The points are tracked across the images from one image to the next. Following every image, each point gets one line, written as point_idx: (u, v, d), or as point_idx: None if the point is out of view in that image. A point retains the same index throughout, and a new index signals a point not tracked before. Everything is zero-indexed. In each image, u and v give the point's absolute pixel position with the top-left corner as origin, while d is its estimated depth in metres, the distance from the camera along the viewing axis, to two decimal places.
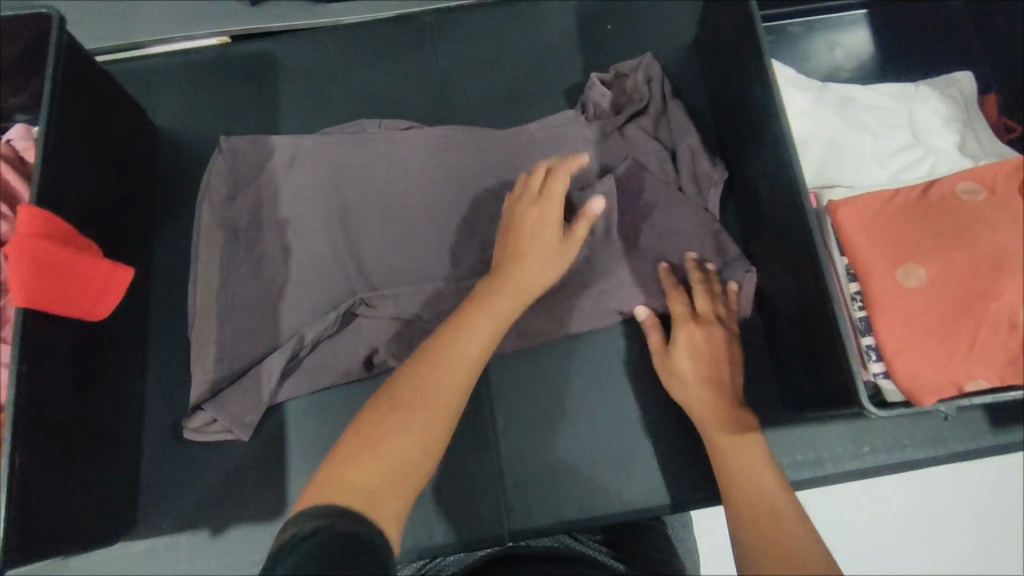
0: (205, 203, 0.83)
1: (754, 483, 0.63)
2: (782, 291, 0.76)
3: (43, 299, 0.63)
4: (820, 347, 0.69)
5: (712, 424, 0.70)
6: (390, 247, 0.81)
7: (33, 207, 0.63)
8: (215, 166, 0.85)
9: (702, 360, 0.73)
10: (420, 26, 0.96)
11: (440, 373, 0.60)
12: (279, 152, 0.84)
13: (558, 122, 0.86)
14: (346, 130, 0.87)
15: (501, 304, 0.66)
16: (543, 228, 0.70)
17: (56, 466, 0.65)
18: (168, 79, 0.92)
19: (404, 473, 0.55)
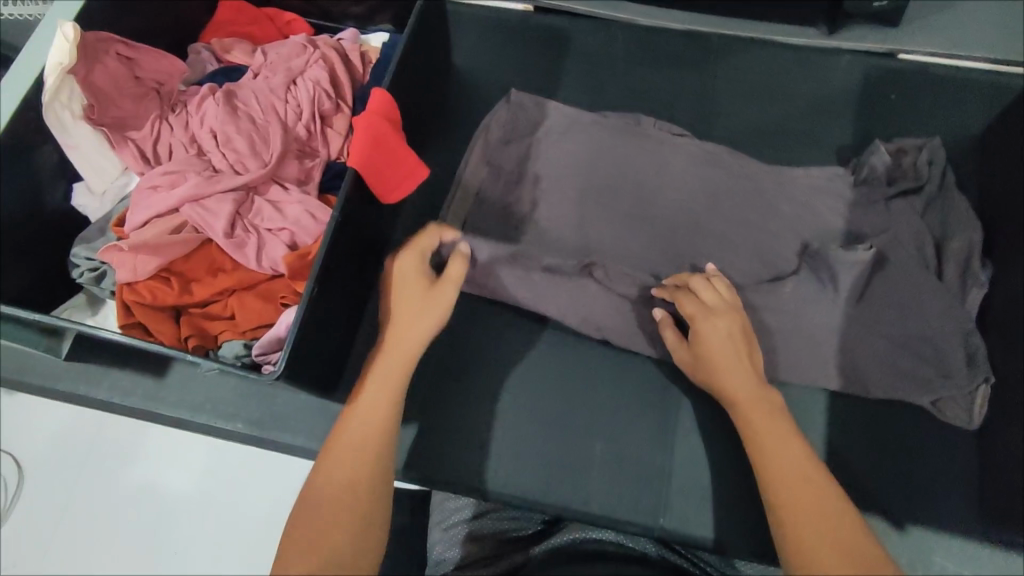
0: (483, 139, 0.92)
1: (785, 461, 0.61)
2: None
3: (368, 171, 0.72)
4: None
5: (750, 412, 0.66)
6: (629, 231, 0.87)
7: (385, 91, 0.72)
8: (498, 113, 0.93)
9: (729, 349, 0.70)
10: (708, 46, 1.01)
11: (360, 418, 0.62)
12: (557, 118, 0.93)
13: (825, 177, 0.89)
14: (624, 119, 0.94)
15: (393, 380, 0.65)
16: (413, 288, 0.70)
17: (320, 312, 0.72)
18: (474, 25, 1.03)
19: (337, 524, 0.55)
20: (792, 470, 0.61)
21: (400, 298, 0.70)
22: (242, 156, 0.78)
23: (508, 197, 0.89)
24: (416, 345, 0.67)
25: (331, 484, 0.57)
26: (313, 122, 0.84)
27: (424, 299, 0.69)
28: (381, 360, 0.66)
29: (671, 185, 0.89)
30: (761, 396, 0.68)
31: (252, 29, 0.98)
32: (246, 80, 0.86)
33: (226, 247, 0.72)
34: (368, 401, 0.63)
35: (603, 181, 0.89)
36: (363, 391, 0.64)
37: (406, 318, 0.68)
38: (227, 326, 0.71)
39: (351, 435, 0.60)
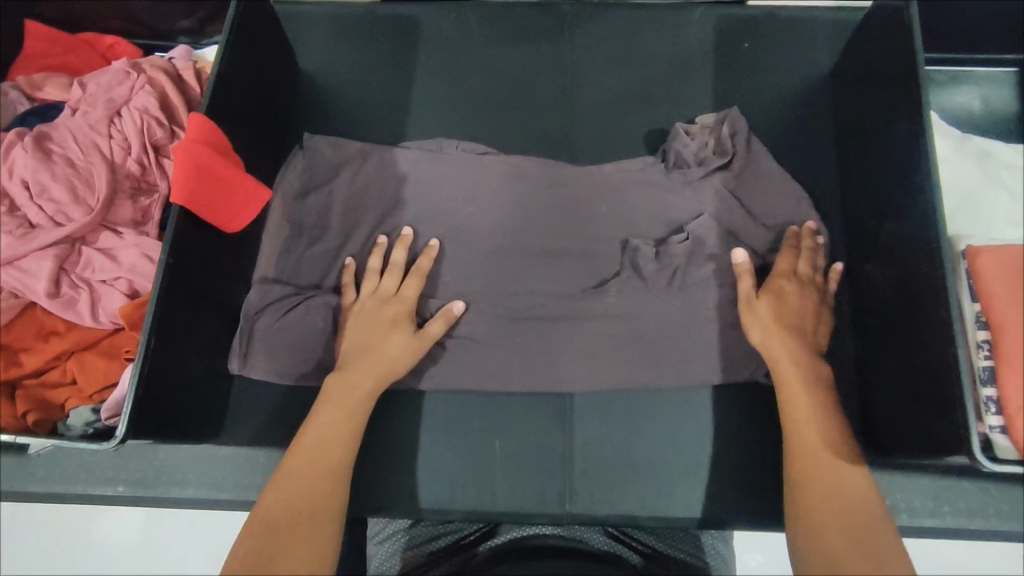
0: (279, 197, 0.87)
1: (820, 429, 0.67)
2: (891, 339, 0.74)
3: (196, 202, 0.67)
4: (922, 396, 0.68)
5: (792, 375, 0.71)
6: (498, 218, 0.86)
7: (202, 115, 0.67)
8: (295, 164, 0.89)
9: (790, 316, 0.74)
10: (562, 14, 0.99)
11: (326, 446, 0.68)
12: (359, 155, 0.87)
13: (636, 167, 0.88)
14: (425, 147, 0.90)
15: (358, 401, 0.72)
16: (390, 315, 0.76)
17: (170, 358, 0.68)
18: (318, 27, 0.99)
19: (304, 538, 0.61)
20: (823, 441, 0.66)
21: (372, 329, 0.75)
22: (62, 206, 0.72)
23: (309, 253, 0.83)
24: (382, 381, 0.74)
25: (290, 503, 0.63)
26: (145, 155, 0.78)
27: (393, 331, 0.75)
28: (339, 387, 0.72)
29: (492, 205, 0.86)
30: (804, 372, 0.71)
31: (67, 58, 0.90)
32: (61, 119, 0.79)
33: (55, 309, 0.66)
34: (331, 431, 0.69)
35: (472, 173, 0.87)
36: (320, 413, 0.70)
37: (378, 349, 0.74)
38: (71, 392, 0.66)
39: (310, 458, 0.67)
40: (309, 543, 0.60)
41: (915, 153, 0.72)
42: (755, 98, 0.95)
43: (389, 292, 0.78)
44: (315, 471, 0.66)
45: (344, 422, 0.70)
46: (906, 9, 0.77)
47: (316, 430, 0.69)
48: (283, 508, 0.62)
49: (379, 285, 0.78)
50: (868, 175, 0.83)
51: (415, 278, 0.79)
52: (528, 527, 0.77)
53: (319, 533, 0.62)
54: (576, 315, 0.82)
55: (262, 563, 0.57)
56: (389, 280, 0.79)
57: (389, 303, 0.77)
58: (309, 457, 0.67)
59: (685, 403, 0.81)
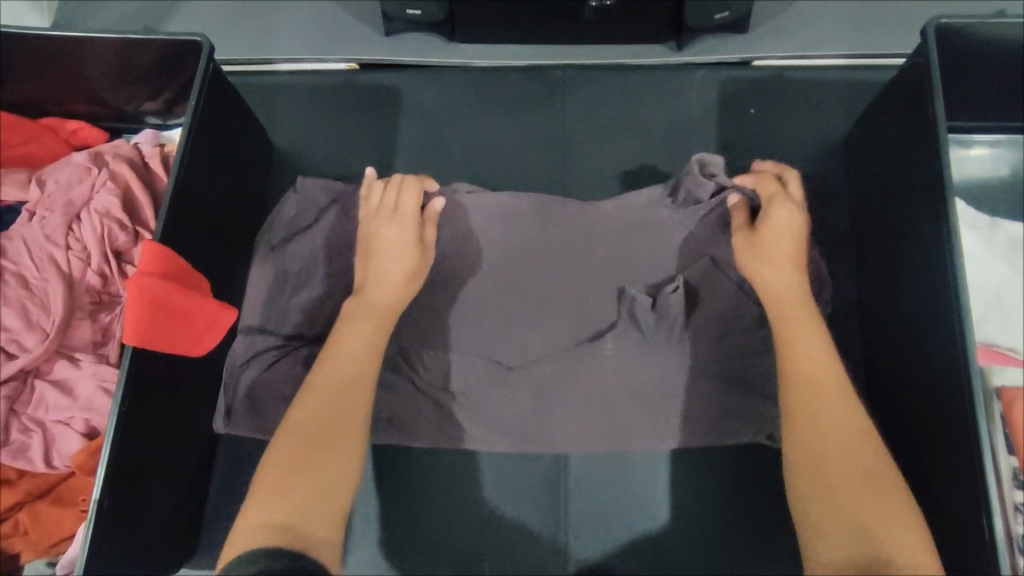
0: (261, 252, 0.87)
1: (815, 366, 0.63)
2: (921, 476, 0.68)
3: (153, 339, 0.61)
4: (959, 554, 0.62)
5: (787, 310, 0.67)
6: (478, 309, 0.78)
7: (156, 244, 0.62)
8: (275, 216, 0.87)
9: (783, 246, 0.70)
10: (551, 80, 0.93)
11: (337, 363, 0.66)
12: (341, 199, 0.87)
13: (631, 254, 0.80)
14: None
15: (375, 316, 0.70)
16: (395, 237, 0.74)
17: (132, 499, 0.63)
18: (293, 99, 0.93)
19: (325, 446, 0.60)
20: (822, 388, 0.62)
21: (382, 252, 0.74)
22: (15, 332, 0.68)
23: (293, 300, 0.82)
24: (396, 303, 0.72)
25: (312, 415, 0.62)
26: (105, 264, 0.73)
27: (404, 254, 0.74)
28: (355, 305, 0.71)
29: (477, 297, 0.79)
30: (798, 305, 0.68)
31: (30, 148, 0.85)
32: (18, 226, 0.75)
33: (4, 458, 0.62)
34: (353, 346, 0.67)
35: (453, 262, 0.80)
36: (337, 338, 0.68)
37: (389, 270, 0.73)
38: (23, 543, 0.61)
39: (333, 372, 0.65)
40: (332, 453, 0.60)
41: (938, 264, 0.66)
42: None
43: (400, 209, 0.76)
44: (338, 381, 0.65)
45: (364, 335, 0.68)
46: (928, 88, 0.69)
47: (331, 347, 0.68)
48: (302, 435, 0.60)
49: (382, 202, 0.76)
50: (889, 267, 0.76)
51: (410, 194, 0.76)
52: None
53: (339, 453, 0.60)
54: (567, 423, 0.75)
55: (281, 483, 0.57)
56: (394, 197, 0.76)
57: (396, 219, 0.75)
58: (323, 369, 0.66)
59: (689, 517, 0.75)
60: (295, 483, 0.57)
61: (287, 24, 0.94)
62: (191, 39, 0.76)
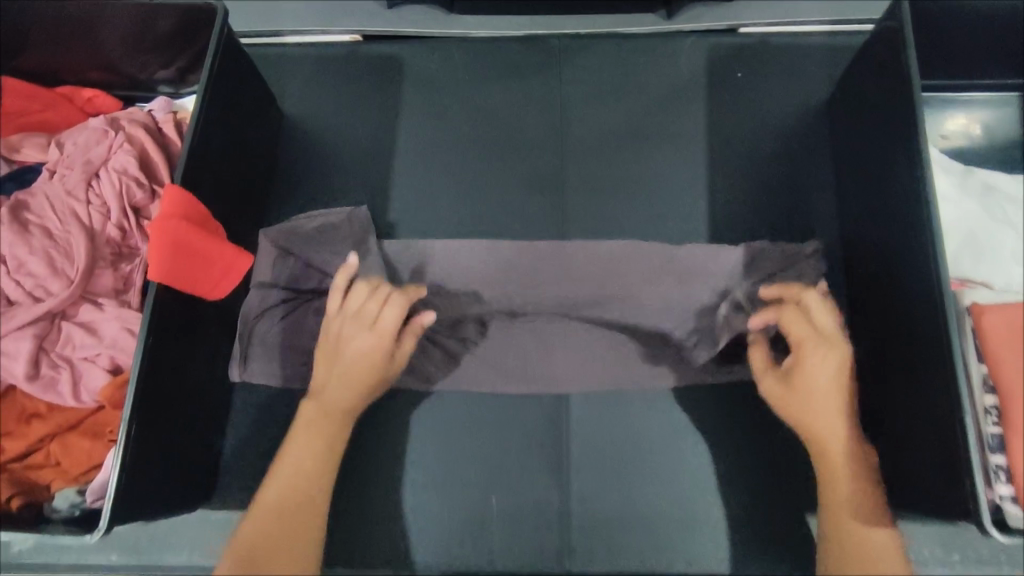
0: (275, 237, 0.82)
1: (828, 431, 0.71)
2: (890, 399, 0.72)
3: (173, 276, 0.65)
4: (926, 466, 0.66)
5: (822, 446, 0.71)
6: (483, 260, 0.84)
7: (178, 186, 0.65)
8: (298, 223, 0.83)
9: (820, 376, 0.72)
10: (547, 49, 0.97)
11: (288, 490, 0.71)
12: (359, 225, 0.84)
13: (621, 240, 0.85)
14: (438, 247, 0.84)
15: (330, 422, 0.75)
16: (365, 352, 0.76)
17: (156, 430, 0.66)
18: (300, 70, 0.97)
19: (274, 547, 0.66)
20: (831, 449, 0.71)
21: (353, 363, 0.76)
22: (41, 279, 0.70)
23: (316, 260, 0.82)
24: (350, 415, 0.76)
25: (260, 538, 0.67)
26: (126, 219, 0.77)
27: (374, 348, 0.76)
28: (326, 390, 0.76)
29: (476, 265, 0.84)
30: (829, 392, 0.72)
31: (46, 115, 0.88)
32: (39, 184, 0.77)
33: (35, 391, 0.65)
34: (301, 467, 0.72)
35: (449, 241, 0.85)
36: (294, 444, 0.74)
37: (354, 374, 0.76)
38: (55, 473, 0.65)
39: (281, 500, 0.70)
40: (285, 552, 0.67)
41: (914, 200, 0.70)
42: (749, 129, 0.92)
43: (370, 323, 0.76)
44: (286, 497, 0.70)
45: (315, 458, 0.73)
46: (902, 41, 0.73)
47: (276, 473, 0.72)
48: (244, 550, 0.66)
49: (346, 309, 0.77)
50: (870, 213, 0.80)
51: (389, 305, 0.77)
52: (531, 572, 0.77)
53: (294, 555, 0.67)
54: (563, 366, 0.81)
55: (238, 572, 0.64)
56: (359, 301, 0.77)
57: (373, 331, 0.76)
58: (271, 490, 0.71)
59: (687, 454, 0.79)
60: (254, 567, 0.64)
61: None
62: (203, 4, 0.79)
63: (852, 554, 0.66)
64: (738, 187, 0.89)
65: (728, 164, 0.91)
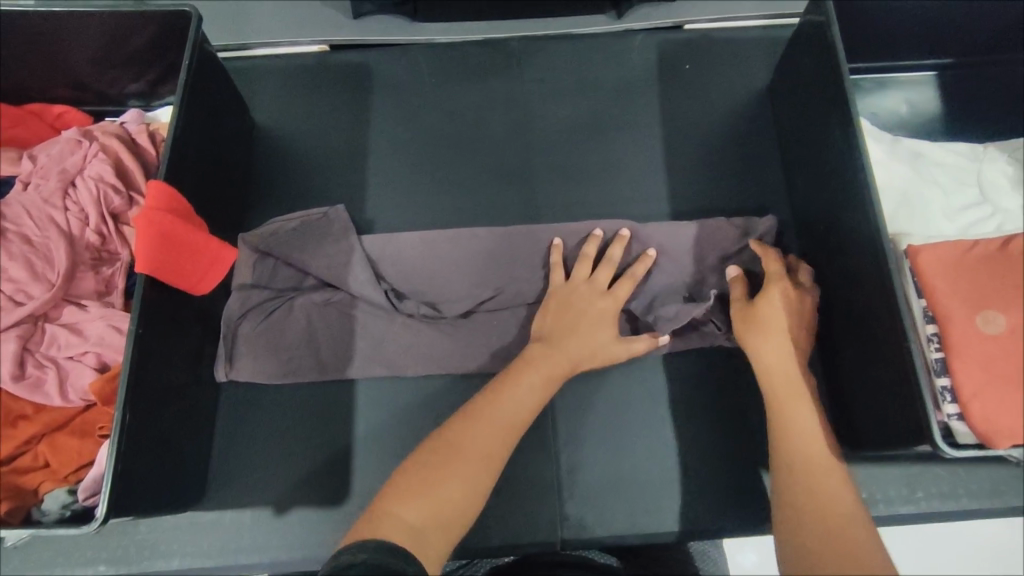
0: (247, 242, 0.81)
1: (784, 349, 0.72)
2: (848, 350, 0.78)
3: (161, 268, 0.66)
4: (883, 401, 0.72)
5: (780, 383, 0.71)
6: (464, 248, 0.85)
7: (160, 183, 0.67)
8: (276, 226, 0.83)
9: (791, 315, 0.74)
10: (508, 51, 1.01)
11: (497, 414, 0.68)
12: (337, 220, 0.84)
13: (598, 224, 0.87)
14: (420, 237, 0.85)
15: (558, 366, 0.73)
16: (602, 311, 0.77)
17: (147, 425, 0.67)
18: (270, 79, 0.99)
19: (479, 471, 0.64)
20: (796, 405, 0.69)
21: (581, 317, 0.77)
22: (21, 283, 0.71)
23: (296, 258, 0.81)
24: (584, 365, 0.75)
25: (462, 455, 0.64)
26: (104, 224, 0.77)
27: (604, 323, 0.76)
28: (570, 343, 0.75)
29: (459, 251, 0.85)
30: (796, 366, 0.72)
31: (16, 131, 0.88)
32: (13, 195, 0.78)
33: (22, 392, 0.65)
34: (524, 402, 0.70)
35: (434, 236, 0.85)
36: (516, 371, 0.72)
37: (591, 324, 0.76)
38: (45, 475, 0.65)
39: (491, 415, 0.68)
40: (465, 480, 0.63)
41: (851, 165, 0.76)
42: (701, 117, 0.99)
43: (601, 287, 0.79)
44: (498, 425, 0.67)
45: (537, 395, 0.71)
46: (828, 26, 0.81)
47: (501, 398, 0.70)
48: (449, 445, 0.65)
49: (593, 277, 0.80)
50: (815, 183, 0.86)
51: (628, 280, 0.79)
52: (526, 546, 0.79)
53: (476, 478, 0.64)
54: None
55: (414, 491, 0.61)
56: (605, 272, 0.80)
57: (605, 297, 0.78)
58: (480, 416, 0.68)
59: (666, 419, 0.83)
60: (430, 494, 0.61)
61: (259, 11, 1.01)
62: (177, 12, 0.81)
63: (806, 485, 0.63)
64: (695, 170, 0.96)
65: (685, 149, 0.97)
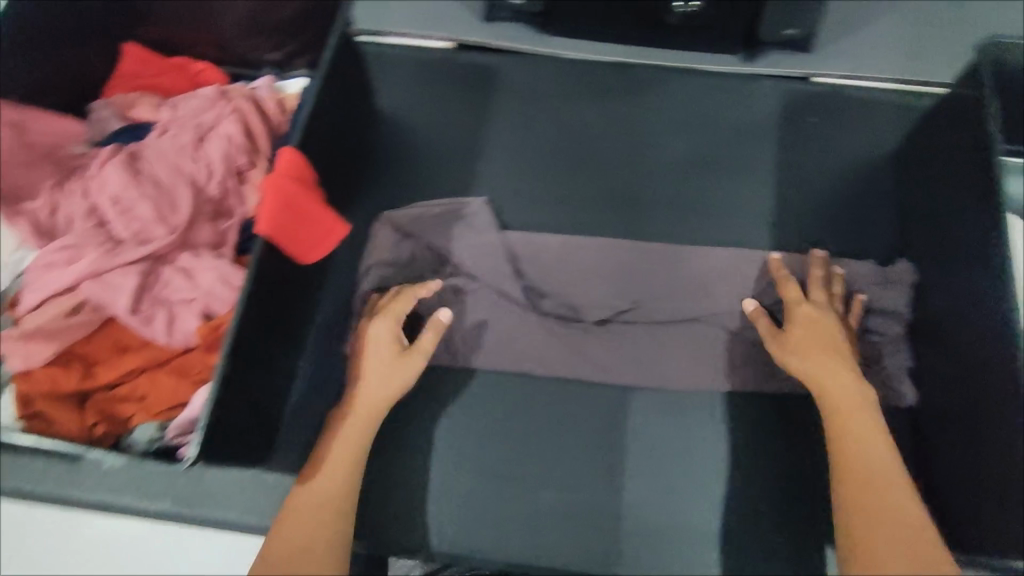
0: (389, 223, 0.91)
1: (840, 380, 0.73)
2: (946, 436, 0.78)
3: (280, 234, 0.69)
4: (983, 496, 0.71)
5: (845, 416, 0.71)
6: (586, 262, 0.90)
7: (296, 152, 0.70)
8: (421, 211, 0.92)
9: (821, 333, 0.76)
10: (635, 76, 1.01)
11: (343, 450, 0.71)
12: (474, 212, 0.91)
13: (712, 261, 0.90)
14: (550, 245, 0.91)
15: (370, 413, 0.73)
16: (373, 335, 0.78)
17: (240, 377, 0.69)
18: (395, 69, 1.00)
19: (324, 514, 0.66)
20: (878, 457, 0.67)
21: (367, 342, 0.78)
22: (148, 223, 0.74)
23: (438, 244, 0.90)
24: (378, 399, 0.74)
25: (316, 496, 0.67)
26: (227, 179, 0.81)
27: (373, 344, 0.77)
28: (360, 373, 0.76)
29: (582, 263, 0.90)
30: (858, 395, 0.72)
31: (160, 80, 0.94)
32: (150, 139, 0.82)
33: (133, 324, 0.68)
34: (351, 439, 0.72)
35: (562, 241, 0.91)
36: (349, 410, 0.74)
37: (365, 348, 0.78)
38: (137, 408, 0.68)
39: (336, 455, 0.70)
40: (320, 526, 0.65)
41: (989, 252, 0.73)
42: (819, 174, 0.96)
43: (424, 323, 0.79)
44: (339, 462, 0.70)
45: (360, 427, 0.72)
46: (984, 103, 0.77)
47: (346, 436, 0.72)
48: (310, 492, 0.68)
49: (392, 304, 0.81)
50: (947, 261, 0.81)
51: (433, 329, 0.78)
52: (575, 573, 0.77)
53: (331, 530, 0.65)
54: (647, 362, 0.85)
55: (288, 523, 0.65)
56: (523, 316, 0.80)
57: (382, 322, 0.78)
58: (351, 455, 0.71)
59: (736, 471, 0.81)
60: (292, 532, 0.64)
61: None
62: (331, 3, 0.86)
63: (888, 532, 0.62)
64: (801, 227, 0.94)
65: (795, 204, 0.95)
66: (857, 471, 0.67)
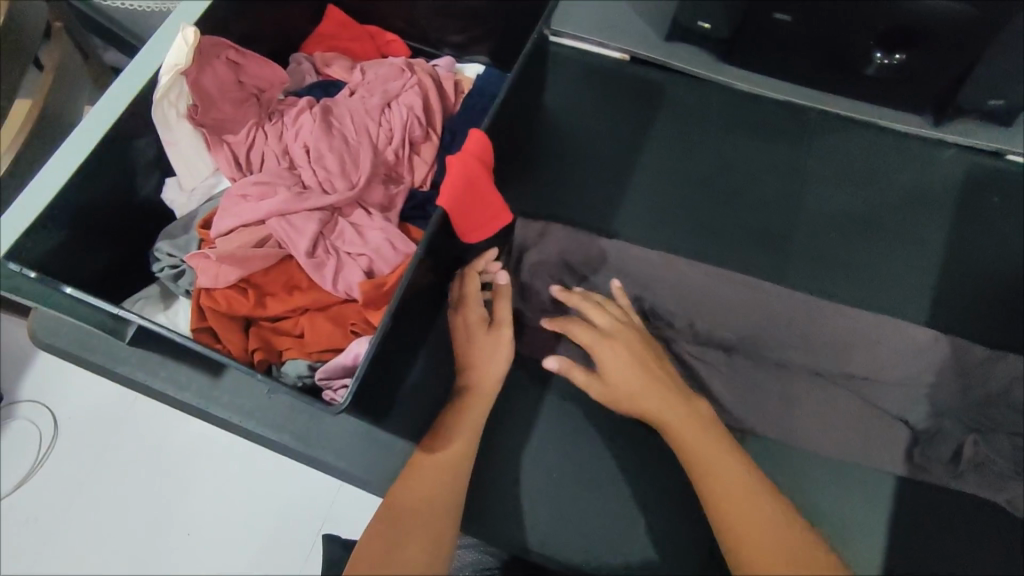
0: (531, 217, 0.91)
1: (686, 422, 0.72)
2: None
3: (456, 209, 0.72)
4: None
5: (704, 461, 0.68)
6: (729, 295, 0.88)
7: (485, 134, 0.72)
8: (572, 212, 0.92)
9: (627, 345, 0.77)
10: (806, 120, 0.98)
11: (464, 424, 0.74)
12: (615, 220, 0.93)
13: (864, 322, 0.87)
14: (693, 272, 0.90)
15: (482, 396, 0.77)
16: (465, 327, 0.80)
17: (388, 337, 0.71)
18: (564, 67, 1.02)
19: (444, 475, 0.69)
20: (732, 488, 0.66)
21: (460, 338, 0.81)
22: (331, 175, 0.79)
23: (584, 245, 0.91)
24: (493, 382, 0.77)
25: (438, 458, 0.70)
26: (402, 148, 0.85)
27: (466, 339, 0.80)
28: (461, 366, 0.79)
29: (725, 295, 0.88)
30: (698, 425, 0.71)
31: (351, 44, 0.99)
32: (342, 98, 0.87)
33: (307, 267, 0.72)
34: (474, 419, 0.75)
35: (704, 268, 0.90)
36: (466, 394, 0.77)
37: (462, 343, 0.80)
38: (294, 343, 0.73)
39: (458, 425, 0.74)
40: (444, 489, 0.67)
41: None
42: (987, 256, 0.91)
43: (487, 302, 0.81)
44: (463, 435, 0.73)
45: (478, 409, 0.75)
46: None
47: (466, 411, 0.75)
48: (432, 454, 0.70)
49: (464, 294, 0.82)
50: None
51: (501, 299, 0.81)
52: None
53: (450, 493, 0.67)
54: (780, 412, 0.82)
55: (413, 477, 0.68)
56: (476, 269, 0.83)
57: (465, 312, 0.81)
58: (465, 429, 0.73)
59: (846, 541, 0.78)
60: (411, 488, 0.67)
61: None
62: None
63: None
64: (960, 311, 0.88)
65: (958, 282, 0.90)
66: (731, 521, 0.64)
